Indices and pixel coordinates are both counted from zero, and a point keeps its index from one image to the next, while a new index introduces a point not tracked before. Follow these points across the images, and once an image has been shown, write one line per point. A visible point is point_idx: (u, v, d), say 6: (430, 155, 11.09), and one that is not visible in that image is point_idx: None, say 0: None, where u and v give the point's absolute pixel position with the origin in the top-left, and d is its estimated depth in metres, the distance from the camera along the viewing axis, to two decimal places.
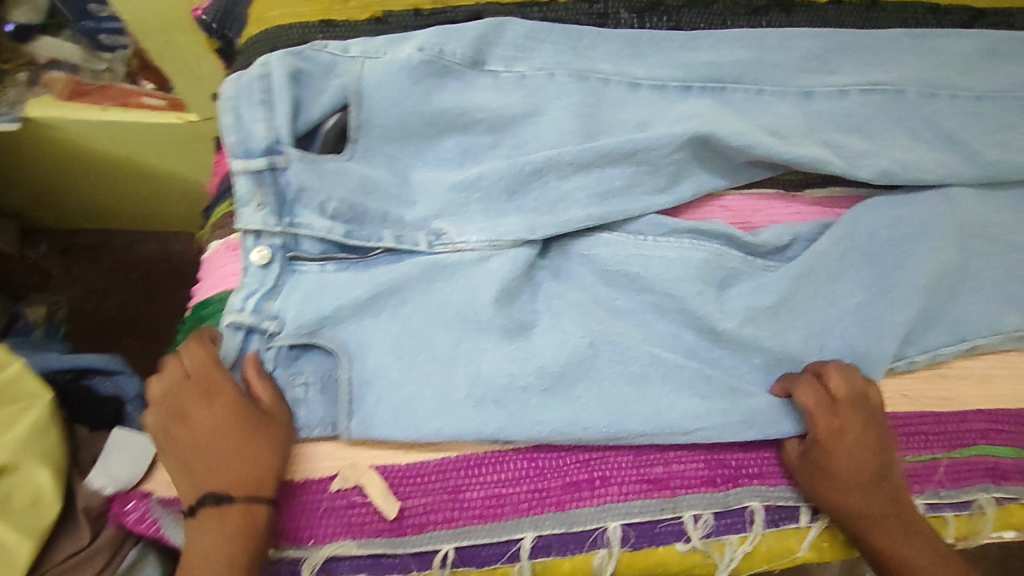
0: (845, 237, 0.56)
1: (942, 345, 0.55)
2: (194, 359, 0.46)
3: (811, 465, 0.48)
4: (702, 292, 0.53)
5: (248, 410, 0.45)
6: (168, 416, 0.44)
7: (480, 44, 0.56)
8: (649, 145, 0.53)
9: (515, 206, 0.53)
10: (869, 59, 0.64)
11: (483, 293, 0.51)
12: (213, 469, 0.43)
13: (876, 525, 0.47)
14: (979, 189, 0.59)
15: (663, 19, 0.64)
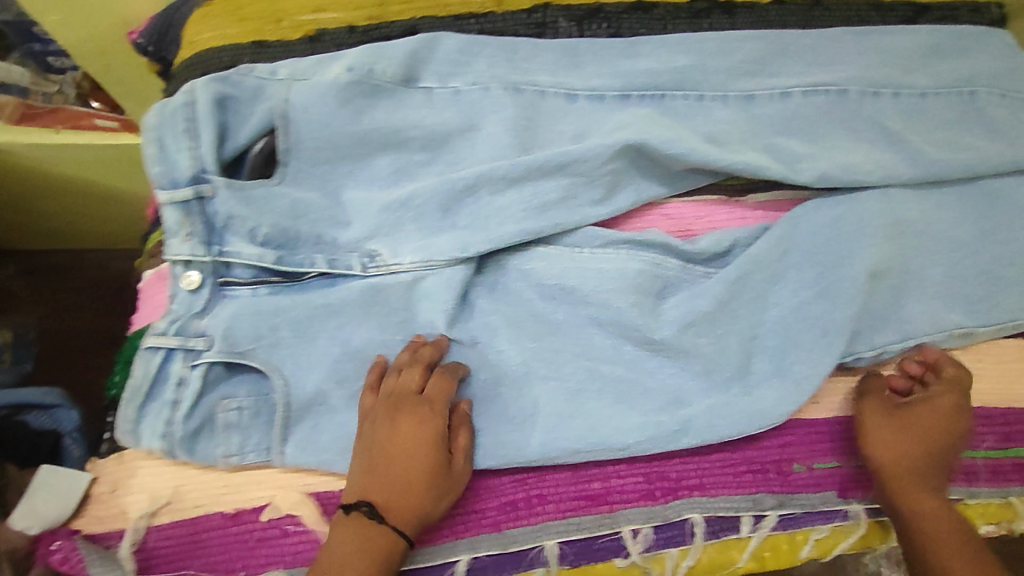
0: (784, 241, 0.55)
1: (888, 343, 0.54)
2: (442, 384, 0.48)
3: (875, 425, 0.50)
4: (638, 302, 0.53)
5: (441, 455, 0.46)
6: (380, 414, 0.46)
7: (411, 61, 0.56)
8: (581, 156, 0.52)
9: (449, 224, 0.52)
10: (814, 59, 0.62)
11: (419, 314, 0.51)
12: (394, 488, 0.44)
13: (915, 501, 0.47)
14: (922, 188, 0.58)
15: (603, 26, 0.63)
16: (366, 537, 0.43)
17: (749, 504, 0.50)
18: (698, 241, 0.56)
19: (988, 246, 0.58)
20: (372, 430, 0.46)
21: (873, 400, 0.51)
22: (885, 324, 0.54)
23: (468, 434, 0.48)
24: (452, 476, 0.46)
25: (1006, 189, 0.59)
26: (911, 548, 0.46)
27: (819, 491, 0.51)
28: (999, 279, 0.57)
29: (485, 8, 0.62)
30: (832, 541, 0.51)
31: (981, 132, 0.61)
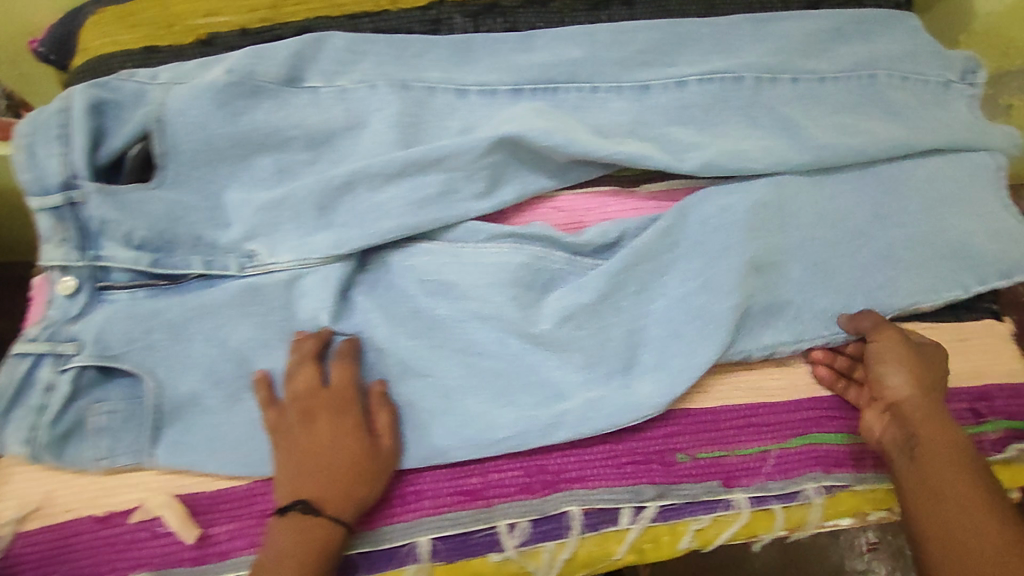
0: (672, 230, 0.55)
1: (775, 330, 0.54)
2: (343, 374, 0.49)
3: (899, 357, 0.52)
4: (517, 296, 0.53)
5: (364, 437, 0.48)
6: (294, 420, 0.48)
7: (295, 61, 0.55)
8: (457, 151, 0.52)
9: (327, 222, 0.52)
10: (713, 47, 0.61)
11: (298, 311, 0.52)
12: (330, 479, 0.46)
13: (928, 429, 0.48)
14: (818, 175, 0.57)
15: (499, 21, 0.62)
16: (307, 530, 0.44)
17: (628, 496, 0.50)
18: (582, 232, 0.56)
19: (881, 231, 0.57)
20: (291, 435, 0.47)
21: (893, 330, 0.53)
22: (769, 313, 0.54)
23: (389, 415, 0.50)
24: (380, 456, 0.48)
25: (901, 173, 0.59)
26: (912, 471, 0.47)
27: (702, 481, 0.51)
28: (891, 263, 0.57)
29: (379, 7, 0.62)
30: (715, 530, 0.50)
31: (880, 116, 0.60)
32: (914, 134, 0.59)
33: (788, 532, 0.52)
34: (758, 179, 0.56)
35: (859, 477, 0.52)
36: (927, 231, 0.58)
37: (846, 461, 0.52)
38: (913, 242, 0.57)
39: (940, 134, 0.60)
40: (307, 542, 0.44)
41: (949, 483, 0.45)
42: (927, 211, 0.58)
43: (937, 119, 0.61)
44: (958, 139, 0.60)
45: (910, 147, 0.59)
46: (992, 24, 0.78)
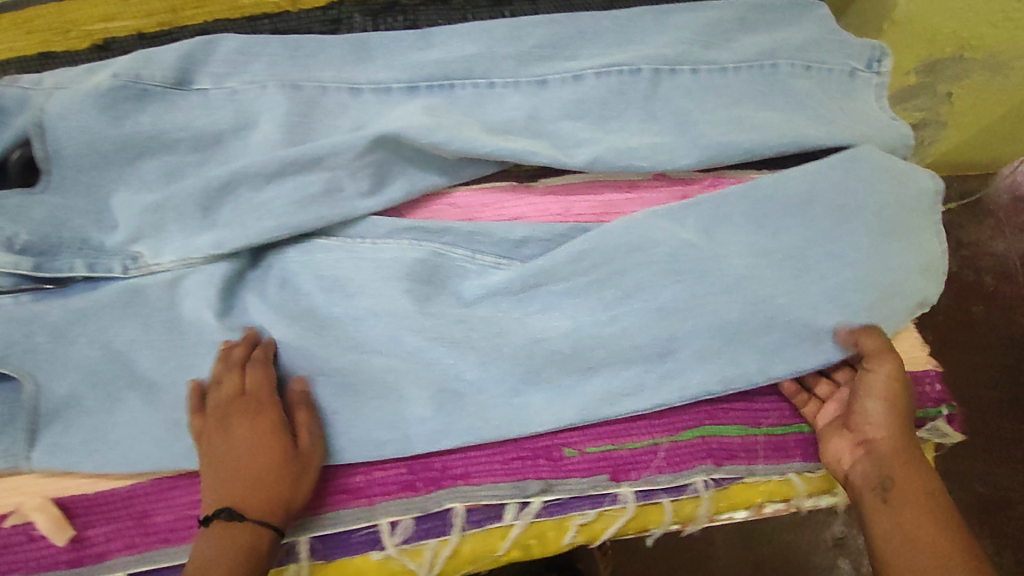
0: (593, 256, 0.54)
1: (681, 329, 0.53)
2: (257, 377, 0.49)
3: (886, 388, 0.50)
4: (412, 289, 0.53)
5: (281, 437, 0.47)
6: (213, 428, 0.48)
7: (184, 64, 0.55)
8: (335, 149, 0.52)
9: (210, 223, 0.53)
10: (614, 40, 0.61)
11: (184, 312, 0.52)
12: (251, 484, 0.45)
13: (905, 470, 0.47)
14: (758, 209, 0.55)
15: (399, 20, 0.62)
16: (231, 538, 0.44)
17: (511, 491, 0.50)
18: (485, 224, 0.56)
19: (836, 269, 0.54)
20: (210, 445, 0.47)
21: (892, 364, 0.50)
22: (687, 334, 0.53)
23: (309, 414, 0.50)
24: (302, 455, 0.48)
25: (855, 203, 0.55)
26: (884, 516, 0.46)
27: (590, 475, 0.50)
28: (846, 303, 0.53)
29: (279, 7, 0.62)
30: (600, 524, 0.50)
31: (784, 105, 0.59)
32: (852, 159, 0.56)
33: (679, 525, 0.52)
34: (685, 208, 0.55)
35: (750, 469, 0.51)
36: (882, 265, 0.54)
37: (738, 453, 0.52)
38: (867, 274, 0.54)
39: (886, 161, 0.57)
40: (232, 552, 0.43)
41: (922, 536, 0.44)
42: (884, 245, 0.55)
43: (842, 110, 0.60)
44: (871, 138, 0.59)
45: (853, 173, 0.56)
46: (910, 12, 0.77)
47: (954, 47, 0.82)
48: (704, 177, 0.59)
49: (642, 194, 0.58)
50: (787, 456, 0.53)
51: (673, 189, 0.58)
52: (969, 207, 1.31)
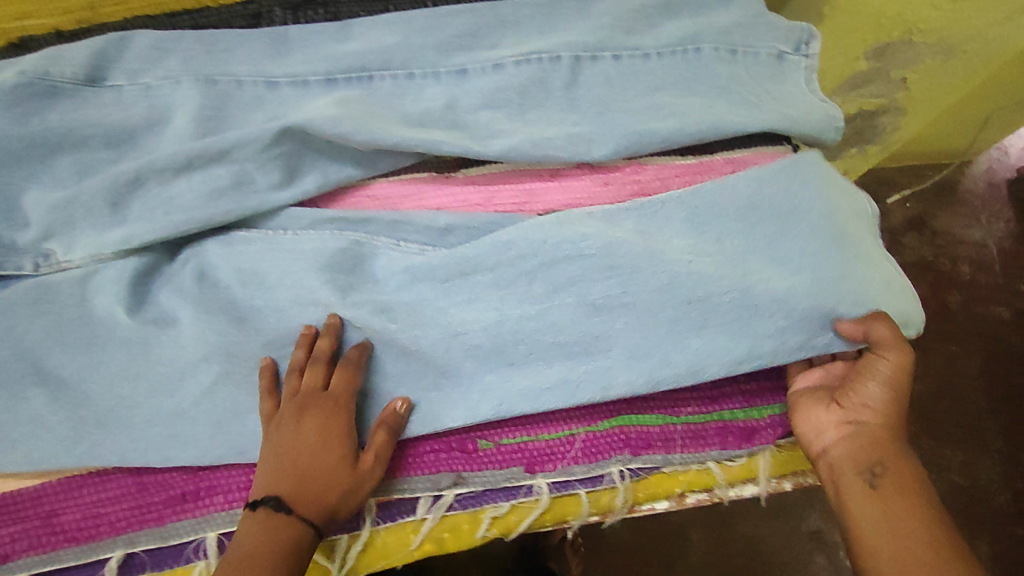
0: (519, 247, 0.51)
1: (604, 322, 0.51)
2: (344, 380, 0.50)
3: (885, 374, 0.48)
4: (332, 278, 0.52)
5: (350, 451, 0.47)
6: (286, 418, 0.49)
7: (96, 60, 0.55)
8: (242, 142, 0.53)
9: (121, 219, 0.53)
10: (537, 29, 0.60)
11: (94, 310, 0.52)
12: (308, 485, 0.46)
13: (891, 457, 0.47)
14: (698, 215, 0.52)
15: (319, 12, 0.61)
16: (269, 528, 0.45)
17: (423, 484, 0.50)
18: (407, 212, 0.55)
19: (761, 252, 0.52)
20: (280, 432, 0.48)
21: (903, 354, 0.47)
22: (613, 326, 0.51)
23: (384, 433, 0.49)
24: (360, 475, 0.47)
25: (799, 207, 0.53)
26: (869, 501, 0.46)
27: (504, 467, 0.50)
28: (790, 306, 0.50)
29: (200, 3, 0.61)
30: (514, 516, 0.51)
31: (707, 91, 0.58)
32: (794, 168, 0.54)
33: (597, 516, 0.52)
34: (620, 210, 0.53)
35: (667, 459, 0.51)
36: (822, 257, 0.51)
37: (655, 443, 0.51)
38: (810, 275, 0.51)
39: (825, 173, 0.55)
40: (264, 551, 0.44)
41: (903, 520, 0.45)
42: (835, 252, 0.51)
43: (769, 93, 0.59)
44: (800, 130, 0.58)
45: (797, 181, 0.54)
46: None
47: (901, 31, 0.78)
48: (626, 165, 0.57)
49: (563, 181, 0.57)
50: (707, 445, 0.52)
51: (595, 176, 0.57)
52: (945, 195, 1.28)
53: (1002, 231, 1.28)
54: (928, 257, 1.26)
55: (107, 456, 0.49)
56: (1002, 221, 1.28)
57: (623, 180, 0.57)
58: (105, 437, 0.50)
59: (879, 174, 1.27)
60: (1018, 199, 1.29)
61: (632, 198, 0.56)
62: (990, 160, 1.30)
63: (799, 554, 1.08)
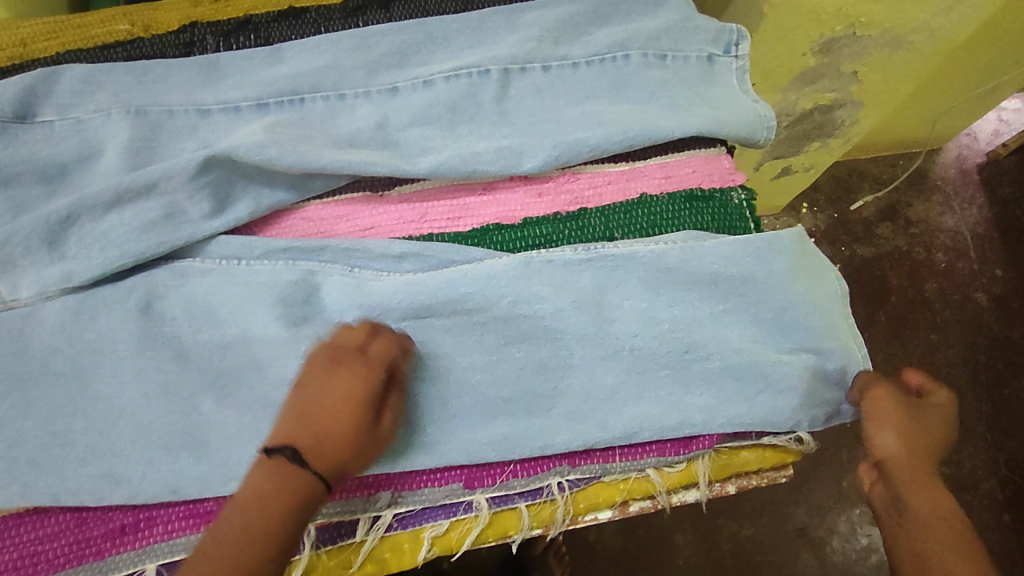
0: (459, 276, 0.52)
1: (534, 333, 0.52)
2: (386, 350, 0.47)
3: (893, 419, 0.48)
4: (280, 312, 0.52)
5: (370, 418, 0.45)
6: (320, 367, 0.46)
7: (26, 97, 0.55)
8: (167, 174, 0.53)
9: (59, 255, 0.53)
10: (467, 44, 0.61)
11: (30, 348, 0.51)
12: (324, 438, 0.44)
13: (922, 501, 0.46)
14: (658, 277, 0.53)
15: (252, 37, 0.61)
16: (280, 480, 0.43)
17: (360, 507, 0.50)
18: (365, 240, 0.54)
19: (686, 261, 0.53)
20: (309, 385, 0.45)
21: (888, 389, 0.50)
22: (537, 332, 0.52)
23: (398, 396, 0.48)
24: (377, 437, 0.46)
25: (758, 295, 0.53)
26: (905, 544, 0.46)
27: (442, 485, 0.51)
28: (713, 355, 0.52)
29: (133, 34, 0.60)
30: (455, 532, 0.51)
31: (637, 98, 0.58)
32: (763, 250, 0.54)
33: (540, 528, 0.53)
34: (582, 262, 0.53)
35: (607, 469, 0.53)
36: (752, 269, 0.53)
37: (593, 454, 0.52)
38: (737, 311, 0.53)
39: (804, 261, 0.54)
40: (263, 504, 0.42)
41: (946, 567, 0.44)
42: (761, 317, 0.53)
43: (700, 96, 0.59)
44: (736, 130, 0.57)
45: (761, 262, 0.53)
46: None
47: (844, 25, 0.71)
48: (560, 175, 0.57)
49: (497, 195, 0.57)
50: (643, 453, 0.53)
51: (529, 188, 0.57)
52: (916, 183, 1.28)
53: (975, 217, 1.27)
54: (902, 246, 1.25)
55: (42, 492, 0.48)
56: (975, 206, 1.27)
57: (558, 189, 0.57)
58: (39, 474, 0.49)
59: (847, 166, 1.28)
60: (990, 183, 1.28)
61: (567, 207, 0.57)
62: (960, 147, 1.30)
63: (786, 552, 1.07)
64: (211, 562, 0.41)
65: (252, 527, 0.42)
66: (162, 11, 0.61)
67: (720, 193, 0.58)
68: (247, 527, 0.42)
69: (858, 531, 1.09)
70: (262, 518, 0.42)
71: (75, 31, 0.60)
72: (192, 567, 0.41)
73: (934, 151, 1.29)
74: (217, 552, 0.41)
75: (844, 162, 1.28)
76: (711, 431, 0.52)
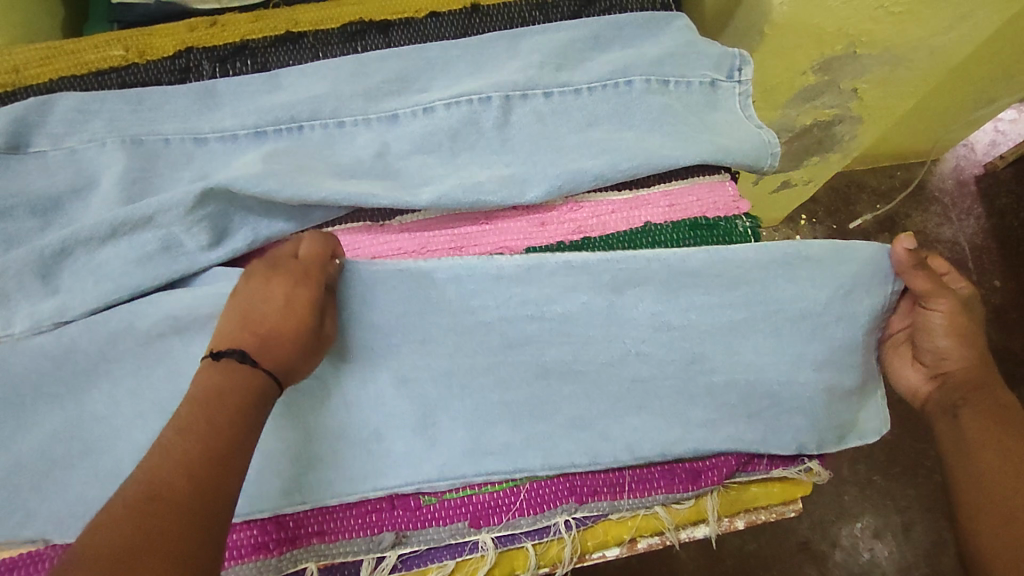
0: (463, 314, 0.51)
1: (540, 364, 0.52)
2: (319, 252, 0.48)
3: (958, 325, 0.50)
4: None
5: (314, 313, 0.45)
6: (258, 277, 0.46)
7: (18, 127, 0.54)
8: (163, 207, 0.52)
9: (53, 290, 0.52)
10: (468, 70, 0.60)
11: (23, 386, 0.50)
12: (272, 334, 0.43)
13: (973, 393, 0.50)
14: (672, 305, 0.52)
15: (248, 63, 0.60)
16: (231, 375, 0.40)
17: (365, 547, 0.49)
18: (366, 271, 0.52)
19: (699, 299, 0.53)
20: (247, 299, 0.45)
21: (950, 301, 0.50)
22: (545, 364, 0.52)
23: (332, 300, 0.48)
24: (319, 337, 0.46)
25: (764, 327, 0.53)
26: (953, 427, 0.50)
27: (447, 524, 0.50)
28: (721, 386, 0.53)
29: (127, 60, 0.59)
30: (461, 572, 0.51)
31: (640, 126, 0.58)
32: (791, 263, 0.53)
33: (547, 567, 0.53)
34: (602, 265, 0.52)
35: (614, 507, 0.52)
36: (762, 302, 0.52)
37: (601, 491, 0.52)
38: (747, 346, 0.52)
39: (826, 294, 0.53)
40: (225, 399, 0.39)
41: (988, 443, 0.47)
42: (765, 348, 0.52)
43: (702, 122, 0.58)
44: (741, 158, 0.57)
45: (788, 272, 0.53)
46: (787, 15, 0.66)
47: (845, 45, 0.70)
48: (563, 204, 0.57)
49: (500, 224, 0.56)
50: (652, 488, 0.53)
51: (532, 217, 0.56)
52: (915, 194, 1.28)
53: (973, 227, 1.27)
54: None
55: (45, 531, 0.48)
56: (973, 217, 1.27)
57: (561, 219, 0.56)
58: (40, 514, 0.48)
59: (846, 177, 1.27)
60: (988, 194, 1.28)
61: (571, 237, 0.56)
62: (958, 158, 1.30)
63: (789, 566, 1.06)
64: (178, 458, 0.36)
65: (222, 419, 0.38)
66: (157, 36, 0.60)
67: (725, 223, 0.58)
68: (214, 422, 0.38)
69: (860, 544, 1.08)
70: (232, 409, 0.39)
71: (68, 57, 0.59)
72: (154, 473, 0.35)
73: (931, 163, 1.29)
74: (183, 448, 0.36)
75: (843, 173, 1.28)
76: (718, 463, 0.53)
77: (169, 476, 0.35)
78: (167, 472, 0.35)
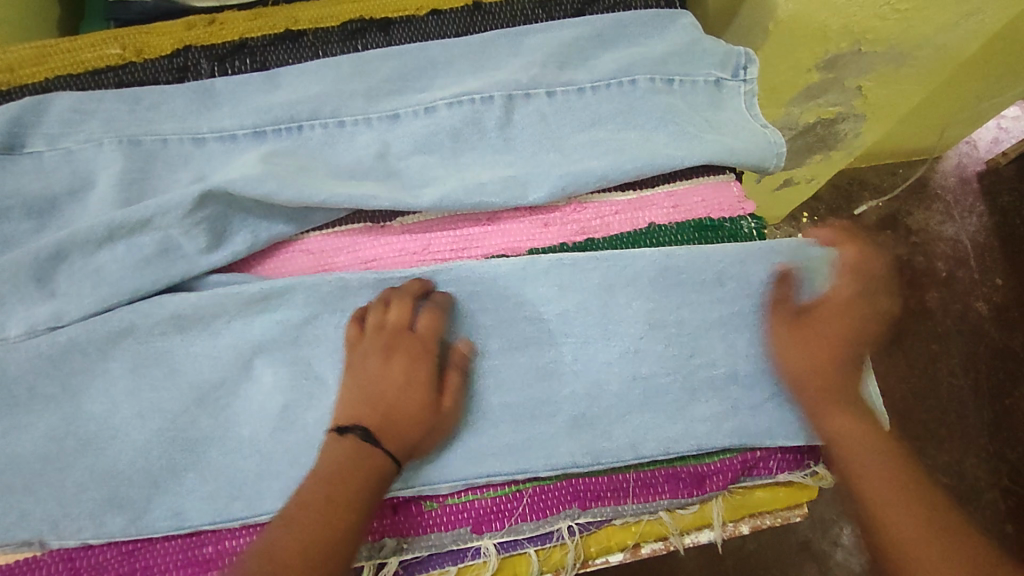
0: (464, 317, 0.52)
1: (542, 367, 0.52)
2: (432, 328, 0.49)
3: (786, 340, 0.51)
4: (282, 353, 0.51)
5: (433, 395, 0.48)
6: (374, 352, 0.48)
7: (14, 126, 0.53)
8: (161, 209, 0.51)
9: (50, 293, 0.51)
10: (468, 69, 0.59)
11: (17, 390, 0.49)
12: (395, 420, 0.46)
13: (836, 408, 0.49)
14: (671, 308, 0.53)
15: (248, 62, 0.59)
16: (358, 458, 0.44)
17: (367, 553, 0.48)
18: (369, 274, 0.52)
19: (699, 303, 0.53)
20: (368, 375, 0.47)
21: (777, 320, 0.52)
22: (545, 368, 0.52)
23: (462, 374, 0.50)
24: (440, 415, 0.48)
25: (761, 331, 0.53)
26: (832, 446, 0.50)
27: (449, 530, 0.50)
28: (723, 389, 0.52)
29: (124, 58, 0.58)
30: None
31: (643, 126, 0.57)
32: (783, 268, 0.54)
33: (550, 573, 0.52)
34: (591, 258, 0.53)
35: (619, 512, 0.52)
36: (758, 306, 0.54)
37: (604, 496, 0.51)
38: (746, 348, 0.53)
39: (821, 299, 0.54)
40: (348, 481, 0.44)
41: (863, 463, 0.48)
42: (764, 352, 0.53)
43: (707, 122, 0.58)
44: (745, 159, 0.56)
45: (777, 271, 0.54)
46: (792, 13, 0.65)
47: (849, 42, 0.69)
48: (566, 205, 0.56)
49: (502, 225, 0.56)
50: (656, 493, 0.52)
51: (534, 218, 0.56)
52: (917, 191, 1.27)
53: (976, 225, 1.26)
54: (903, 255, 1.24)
55: (39, 538, 0.47)
56: (975, 215, 1.26)
57: (564, 220, 0.56)
58: (34, 523, 0.47)
59: (848, 175, 1.27)
60: (991, 192, 1.27)
61: (573, 238, 0.56)
62: (960, 155, 1.29)
63: (789, 566, 1.06)
64: (299, 537, 0.42)
65: (340, 501, 0.43)
66: (154, 34, 0.59)
67: (729, 224, 0.57)
68: (332, 501, 0.43)
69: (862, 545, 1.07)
70: (355, 494, 0.43)
71: (64, 56, 0.58)
72: (280, 538, 0.42)
73: (933, 160, 1.28)
74: (302, 526, 0.42)
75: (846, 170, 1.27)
76: (722, 469, 0.52)
77: (286, 548, 0.41)
78: (287, 547, 0.41)
